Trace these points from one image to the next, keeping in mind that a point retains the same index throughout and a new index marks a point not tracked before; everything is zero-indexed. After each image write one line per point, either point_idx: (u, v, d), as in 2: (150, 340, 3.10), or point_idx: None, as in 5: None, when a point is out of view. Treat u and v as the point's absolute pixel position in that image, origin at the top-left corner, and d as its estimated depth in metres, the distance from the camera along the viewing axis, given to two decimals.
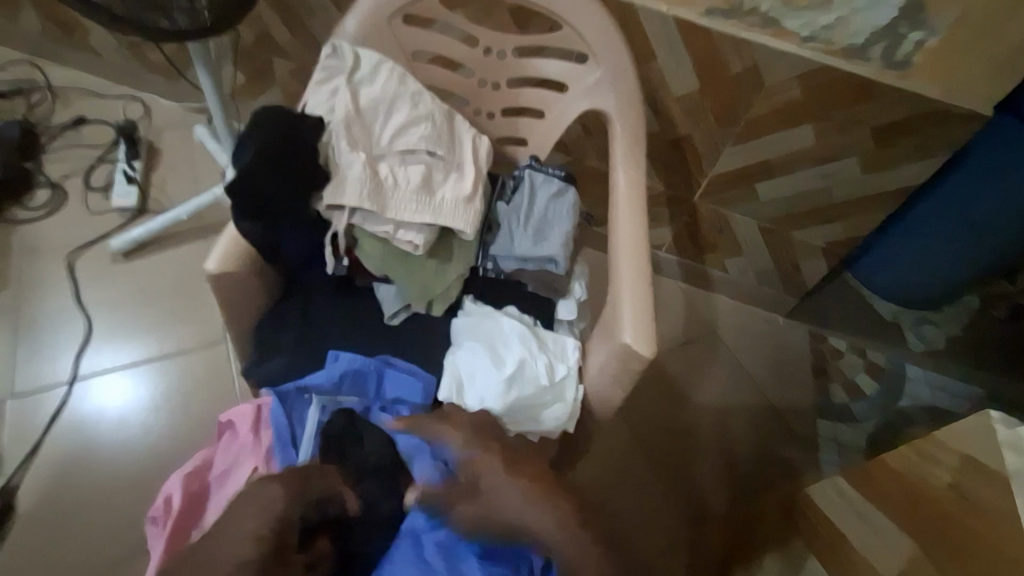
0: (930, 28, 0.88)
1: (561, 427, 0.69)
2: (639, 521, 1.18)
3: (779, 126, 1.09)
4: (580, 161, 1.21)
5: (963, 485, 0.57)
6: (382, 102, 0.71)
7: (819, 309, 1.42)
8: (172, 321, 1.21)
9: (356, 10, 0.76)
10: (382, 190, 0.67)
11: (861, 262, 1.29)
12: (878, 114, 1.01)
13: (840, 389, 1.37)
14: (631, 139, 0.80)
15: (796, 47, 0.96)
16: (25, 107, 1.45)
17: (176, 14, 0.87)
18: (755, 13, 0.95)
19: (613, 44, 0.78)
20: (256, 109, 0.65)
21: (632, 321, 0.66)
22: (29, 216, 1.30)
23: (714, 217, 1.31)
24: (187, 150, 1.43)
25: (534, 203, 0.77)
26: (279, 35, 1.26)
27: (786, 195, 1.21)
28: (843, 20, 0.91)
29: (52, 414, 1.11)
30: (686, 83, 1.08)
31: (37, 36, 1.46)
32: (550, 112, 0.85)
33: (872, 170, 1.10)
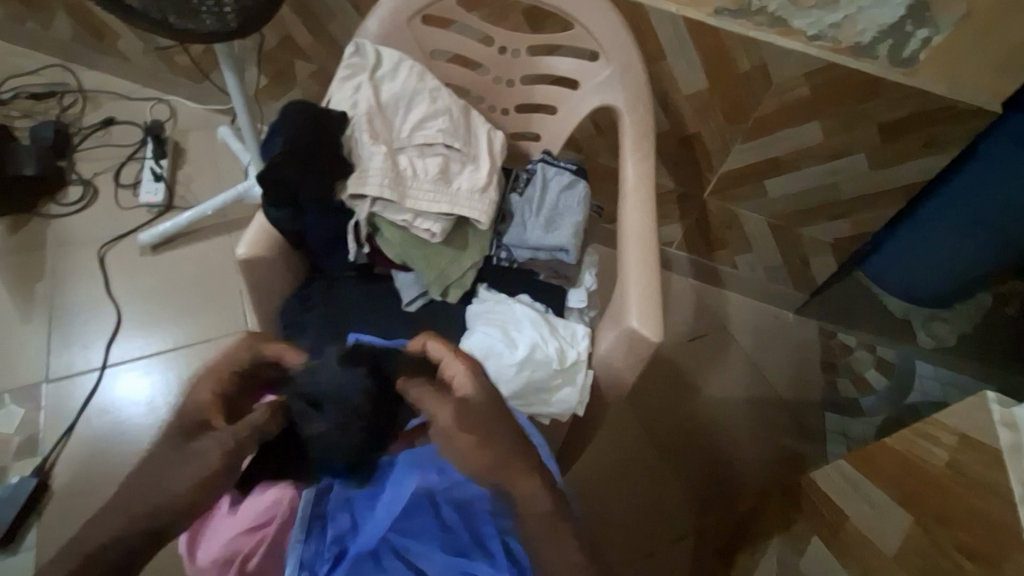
0: (936, 26, 0.90)
1: (572, 410, 0.73)
2: (648, 508, 1.20)
3: (786, 124, 1.11)
4: (591, 158, 1.24)
5: (960, 462, 0.60)
6: (402, 98, 0.75)
7: (829, 304, 1.45)
8: (199, 311, 1.27)
9: (377, 11, 0.80)
10: (402, 180, 0.70)
11: (871, 260, 1.28)
12: (885, 111, 1.03)
13: (849, 384, 1.39)
14: (640, 133, 0.82)
15: (803, 46, 0.99)
16: (58, 108, 1.51)
17: (206, 18, 0.91)
18: (763, 13, 0.97)
19: (623, 42, 0.81)
20: (286, 104, 0.70)
21: (639, 306, 0.68)
22: (63, 212, 1.35)
23: (723, 213, 1.33)
24: (212, 150, 1.48)
25: (546, 195, 0.81)
26: (300, 38, 1.31)
27: (795, 192, 1.23)
28: (850, 19, 0.93)
29: (84, 398, 1.16)
30: (695, 81, 1.11)
31: (70, 41, 1.52)
32: (562, 108, 0.88)
33: (880, 166, 1.12)
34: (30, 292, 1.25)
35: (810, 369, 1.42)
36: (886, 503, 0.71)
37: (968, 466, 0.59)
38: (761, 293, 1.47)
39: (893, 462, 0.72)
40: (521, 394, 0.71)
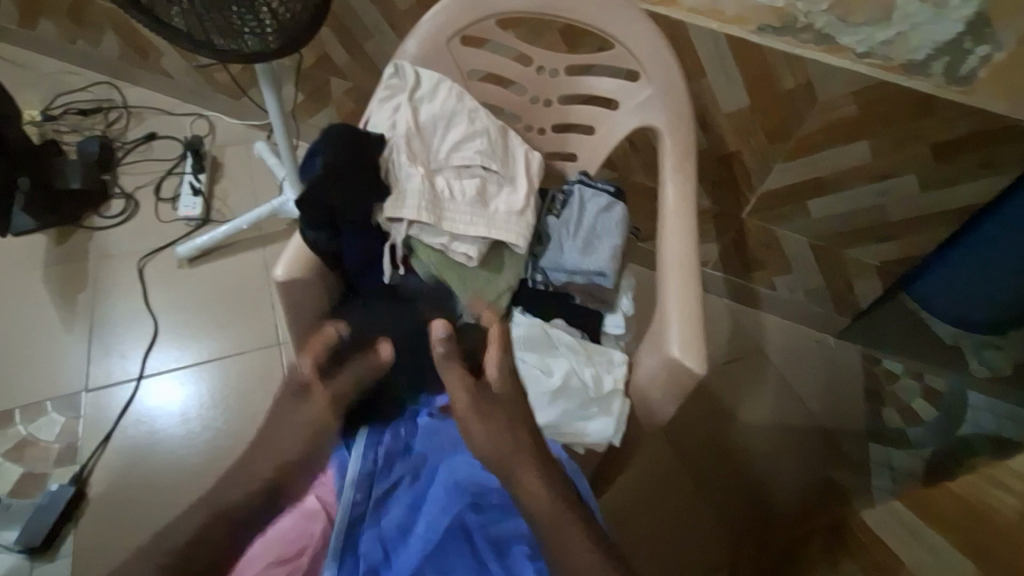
0: (997, 43, 0.85)
1: (607, 440, 0.70)
2: (681, 538, 1.16)
3: (832, 142, 1.07)
4: (626, 176, 1.21)
5: None
6: (440, 119, 0.74)
7: (873, 330, 1.38)
8: (232, 324, 1.28)
9: (417, 33, 0.80)
10: (439, 201, 0.70)
11: (917, 285, 1.22)
12: (940, 130, 0.98)
13: (895, 414, 1.32)
14: (681, 154, 0.80)
15: (852, 63, 0.95)
16: (104, 123, 1.56)
17: (248, 38, 0.93)
18: (809, 30, 0.94)
19: (665, 62, 0.79)
20: (328, 125, 0.69)
21: (680, 333, 0.65)
22: (106, 224, 1.39)
23: (762, 233, 1.29)
24: (248, 165, 1.51)
25: (584, 217, 0.78)
26: (337, 57, 1.33)
27: (839, 213, 1.18)
28: (902, 36, 0.89)
29: (121, 409, 1.17)
30: (736, 99, 1.08)
31: (117, 60, 1.58)
32: (600, 128, 0.86)
33: (932, 188, 1.07)
34: (72, 302, 1.28)
35: (854, 396, 1.35)
36: (946, 551, 0.67)
37: None
38: (800, 315, 1.41)
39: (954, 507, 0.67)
40: (556, 423, 0.69)
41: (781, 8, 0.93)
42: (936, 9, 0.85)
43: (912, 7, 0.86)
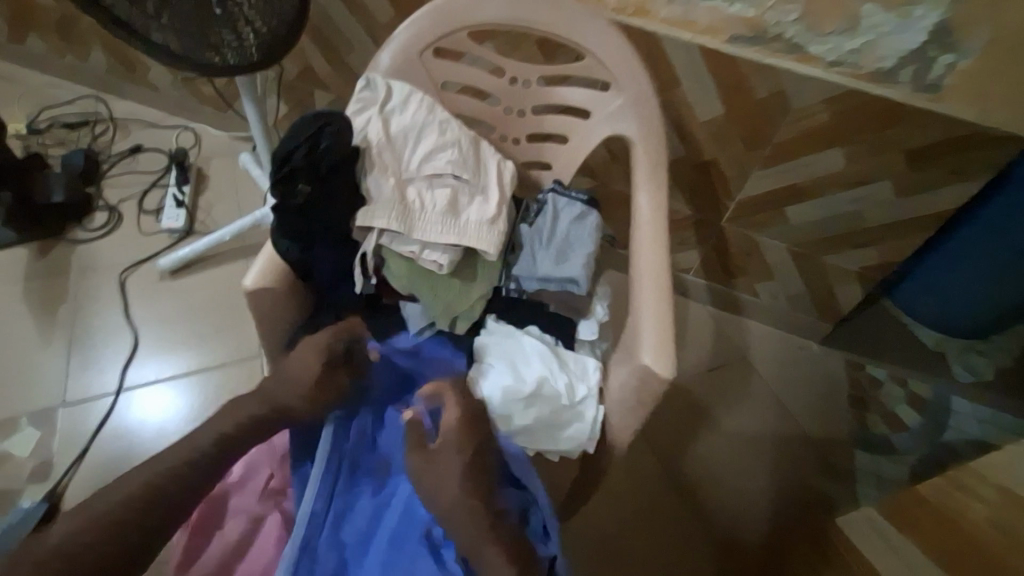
0: (963, 51, 0.86)
1: (580, 447, 0.70)
2: (664, 552, 1.15)
3: (807, 150, 1.08)
4: (606, 186, 1.22)
5: (1001, 520, 0.53)
6: (412, 130, 0.75)
7: (854, 335, 1.40)
8: (214, 337, 1.27)
9: (391, 45, 0.81)
10: (410, 212, 0.70)
11: (899, 290, 1.27)
12: (909, 136, 1.00)
13: (880, 421, 1.34)
14: (653, 163, 0.81)
15: (822, 72, 0.95)
16: (90, 137, 1.57)
17: (228, 52, 0.92)
18: (780, 40, 0.94)
19: (634, 72, 0.80)
20: (295, 118, 0.68)
21: (652, 341, 0.65)
22: (88, 236, 1.39)
23: (742, 240, 1.30)
24: (233, 178, 1.52)
25: (557, 226, 0.79)
26: (320, 69, 1.34)
27: (818, 219, 1.19)
28: (871, 44, 0.90)
29: (98, 423, 1.16)
30: (711, 108, 1.09)
31: (104, 74, 1.59)
32: (574, 138, 0.87)
33: (907, 194, 1.08)
34: (51, 314, 1.28)
35: (836, 404, 1.36)
36: None
37: (1010, 526, 0.52)
38: (782, 320, 1.42)
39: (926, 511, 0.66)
40: (528, 431, 0.69)
41: (751, 18, 0.93)
42: (902, 18, 0.85)
43: (878, 16, 0.86)
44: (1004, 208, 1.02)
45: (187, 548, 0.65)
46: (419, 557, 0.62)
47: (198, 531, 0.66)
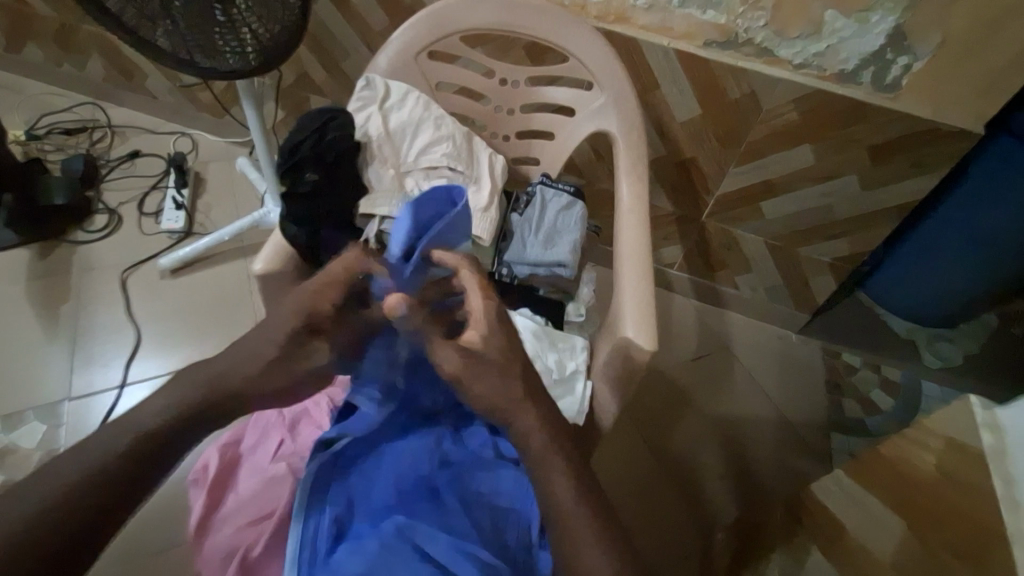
0: (916, 54, 0.95)
1: (571, 419, 0.73)
2: (651, 530, 1.19)
3: (778, 148, 1.15)
4: (592, 184, 1.29)
5: (947, 465, 0.59)
6: (409, 126, 0.80)
7: (832, 326, 1.48)
8: (214, 333, 1.31)
9: (388, 49, 0.87)
10: (410, 200, 0.76)
11: (873, 280, 1.41)
12: (873, 134, 1.07)
13: (854, 403, 1.39)
14: (634, 156, 0.87)
15: (790, 74, 1.04)
16: (88, 143, 1.60)
17: (229, 56, 0.96)
18: (750, 44, 1.03)
19: (615, 72, 0.86)
20: (302, 115, 0.76)
21: (633, 316, 0.71)
22: (88, 238, 1.42)
23: (721, 235, 1.37)
24: (230, 181, 1.56)
25: (545, 215, 0.85)
26: (316, 75, 1.40)
27: (791, 212, 1.26)
28: (833, 48, 0.99)
29: (102, 417, 1.19)
30: (688, 108, 1.15)
31: (101, 82, 1.62)
32: (560, 134, 0.93)
33: (872, 187, 1.15)
34: (53, 313, 1.31)
35: (814, 389, 1.41)
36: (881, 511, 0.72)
37: (952, 470, 0.58)
38: (761, 312, 1.49)
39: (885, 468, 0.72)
40: None
41: (723, 25, 1.02)
42: (860, 24, 0.94)
43: (839, 22, 0.95)
44: (967, 202, 1.15)
45: (203, 509, 0.67)
46: (420, 502, 0.65)
47: (214, 488, 0.68)
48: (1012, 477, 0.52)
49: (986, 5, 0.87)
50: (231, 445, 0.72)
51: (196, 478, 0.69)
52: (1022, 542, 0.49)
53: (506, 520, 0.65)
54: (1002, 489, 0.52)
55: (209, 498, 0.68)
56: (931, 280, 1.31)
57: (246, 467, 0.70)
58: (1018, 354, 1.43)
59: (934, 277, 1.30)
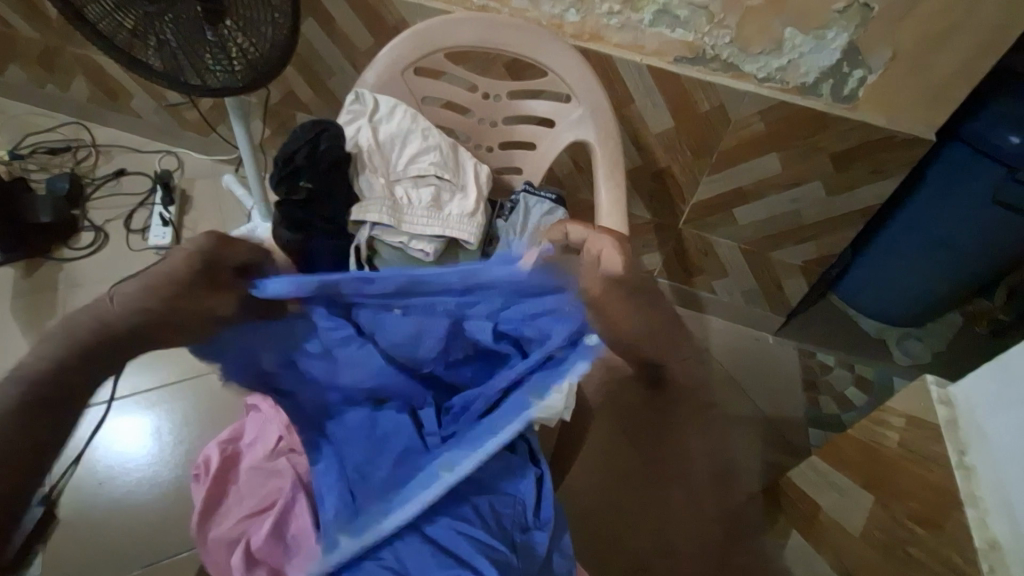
0: (869, 67, 1.03)
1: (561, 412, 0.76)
2: None
3: (747, 157, 1.21)
4: (573, 194, 1.34)
5: (910, 442, 0.68)
6: (398, 137, 0.84)
7: (806, 327, 1.54)
8: None
9: (375, 65, 0.91)
10: (399, 208, 0.80)
11: (843, 283, 1.50)
12: (835, 142, 1.14)
13: (830, 401, 1.44)
14: (611, 162, 0.91)
15: (755, 87, 1.11)
16: (72, 162, 1.61)
17: (218, 73, 0.97)
18: (717, 60, 1.10)
19: (591, 86, 0.91)
20: (303, 123, 0.82)
21: None
22: (75, 256, 1.43)
23: (698, 241, 1.43)
24: (217, 198, 1.58)
25: (529, 219, 0.89)
26: (302, 93, 1.44)
27: (763, 218, 1.32)
28: (794, 63, 1.05)
29: (92, 430, 1.20)
30: (662, 121, 1.21)
31: (86, 102, 1.64)
32: (541, 144, 0.98)
33: (837, 192, 1.22)
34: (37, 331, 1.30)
35: (792, 387, 1.46)
36: (852, 489, 0.77)
37: (917, 445, 0.67)
38: (739, 315, 1.54)
39: (855, 449, 0.78)
40: None
41: (692, 42, 1.09)
42: (818, 40, 1.01)
43: (798, 38, 1.02)
44: (924, 208, 1.24)
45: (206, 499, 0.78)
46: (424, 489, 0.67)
47: (216, 479, 0.80)
48: (964, 444, 0.62)
49: (929, 22, 0.95)
50: (233, 441, 0.84)
51: (199, 472, 0.82)
52: (973, 504, 0.59)
53: (513, 505, 0.70)
54: (955, 458, 0.62)
55: (212, 487, 0.79)
56: (896, 279, 1.38)
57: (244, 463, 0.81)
58: (981, 349, 1.50)
59: (897, 277, 1.38)
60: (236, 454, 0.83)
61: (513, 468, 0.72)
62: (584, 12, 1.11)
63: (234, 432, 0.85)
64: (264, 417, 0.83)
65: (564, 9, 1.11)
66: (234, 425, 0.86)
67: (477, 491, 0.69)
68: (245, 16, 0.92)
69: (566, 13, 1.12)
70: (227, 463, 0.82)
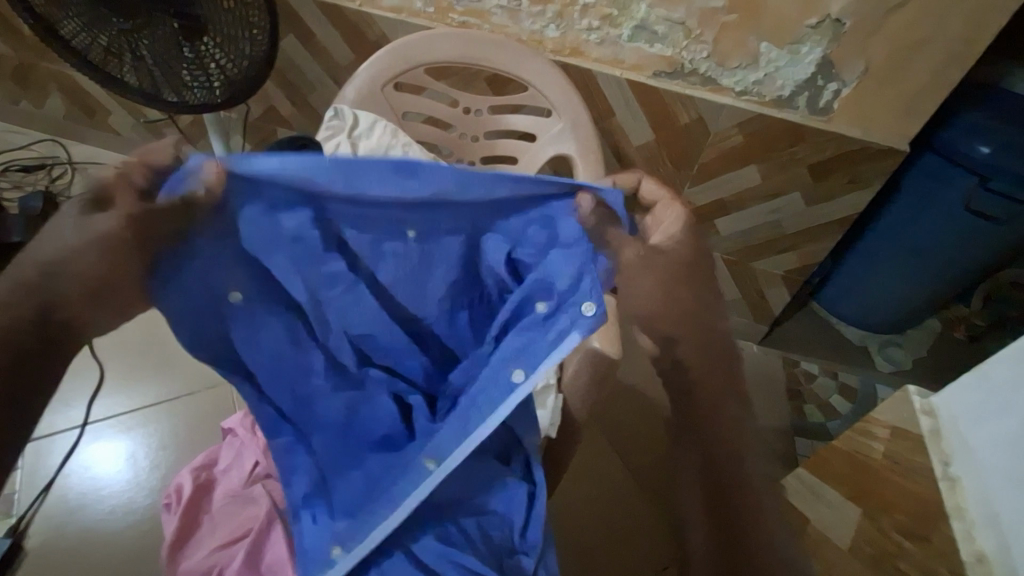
0: (843, 80, 1.05)
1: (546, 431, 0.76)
2: (628, 532, 1.17)
3: (728, 169, 1.23)
4: None
5: (895, 452, 0.69)
6: (377, 153, 0.84)
7: (791, 335, 1.55)
8: (180, 367, 1.29)
9: (354, 82, 0.90)
10: None
11: (825, 292, 1.51)
12: (812, 154, 1.16)
13: (815, 409, 1.44)
14: (594, 176, 0.92)
15: (733, 101, 1.12)
16: (47, 180, 1.58)
17: (196, 90, 0.96)
18: (695, 74, 1.11)
19: (572, 101, 0.92)
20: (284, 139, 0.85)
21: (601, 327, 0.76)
22: None
23: None
24: None
25: None
26: (284, 109, 1.43)
27: (744, 228, 1.34)
28: (770, 77, 1.07)
29: (63, 456, 1.17)
30: (643, 134, 1.23)
31: (61, 118, 1.61)
32: (523, 158, 0.98)
33: (815, 203, 1.24)
34: None
35: (776, 397, 1.46)
36: (840, 502, 0.77)
37: (902, 456, 0.67)
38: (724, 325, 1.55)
39: (842, 462, 0.78)
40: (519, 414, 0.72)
41: (670, 57, 1.10)
42: (792, 55, 1.03)
43: (773, 53, 1.04)
44: (901, 217, 1.26)
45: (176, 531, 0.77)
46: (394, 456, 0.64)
47: (188, 508, 0.79)
48: (948, 456, 0.63)
49: (899, 37, 0.97)
50: (207, 468, 0.84)
51: (170, 501, 0.81)
52: (960, 516, 0.59)
53: (502, 528, 0.68)
54: (940, 469, 0.62)
55: (184, 515, 0.78)
56: (878, 285, 1.40)
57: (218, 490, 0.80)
58: (961, 355, 1.53)
59: (879, 285, 1.40)
60: (210, 481, 0.82)
61: (499, 481, 0.69)
62: (563, 28, 1.12)
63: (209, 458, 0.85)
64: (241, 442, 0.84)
65: (544, 25, 1.12)
66: (209, 451, 0.86)
67: (461, 512, 0.66)
68: (223, 34, 0.90)
69: (546, 29, 1.13)
70: (199, 491, 0.81)
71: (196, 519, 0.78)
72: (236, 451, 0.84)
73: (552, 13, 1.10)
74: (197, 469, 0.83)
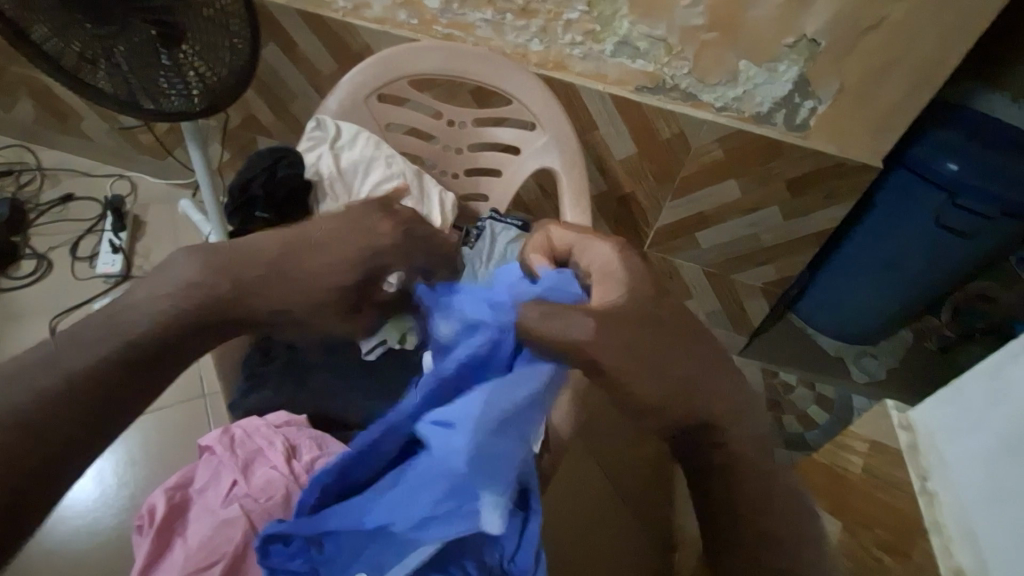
0: (819, 98, 1.08)
1: None
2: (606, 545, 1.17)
3: (709, 182, 1.24)
4: (539, 220, 1.34)
5: (875, 467, 0.69)
6: (360, 164, 0.89)
7: (771, 348, 1.56)
8: None
9: (337, 91, 0.90)
10: None
11: (801, 305, 1.55)
12: (790, 170, 1.18)
13: (795, 420, 1.45)
14: (576, 190, 0.92)
15: (713, 116, 1.14)
16: (15, 186, 1.53)
17: (173, 97, 0.94)
18: (677, 90, 1.13)
19: (555, 114, 0.92)
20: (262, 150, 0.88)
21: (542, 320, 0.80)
22: (15, 284, 1.39)
23: (663, 264, 1.45)
24: (171, 223, 1.53)
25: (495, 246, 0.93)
26: (264, 117, 1.41)
27: (724, 242, 1.35)
28: (749, 93, 1.09)
29: None
30: (625, 147, 1.24)
31: (29, 124, 1.56)
32: (508, 170, 0.99)
33: (793, 216, 1.26)
34: None
35: None
36: None
37: (880, 471, 0.68)
38: None
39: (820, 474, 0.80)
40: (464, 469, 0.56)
41: (652, 72, 1.12)
42: (770, 72, 1.05)
43: (753, 70, 1.06)
44: (874, 231, 1.29)
45: (150, 556, 0.71)
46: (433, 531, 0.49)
47: (162, 532, 0.73)
48: (925, 470, 0.64)
49: (872, 56, 1.00)
50: (182, 486, 0.78)
51: (141, 523, 0.74)
52: (937, 530, 0.60)
53: None
54: (918, 483, 0.63)
55: (157, 540, 0.72)
56: (854, 298, 1.43)
57: (195, 510, 0.75)
58: (933, 366, 1.56)
59: (852, 300, 1.44)
60: (184, 501, 0.77)
61: None
62: (547, 42, 1.13)
63: (185, 476, 0.80)
64: (222, 458, 0.79)
65: (527, 39, 1.13)
66: (182, 469, 0.80)
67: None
68: (202, 41, 0.90)
69: (530, 43, 1.14)
70: (174, 511, 0.75)
71: (170, 544, 0.72)
72: (214, 468, 0.80)
73: (536, 28, 1.11)
74: (171, 488, 0.77)
